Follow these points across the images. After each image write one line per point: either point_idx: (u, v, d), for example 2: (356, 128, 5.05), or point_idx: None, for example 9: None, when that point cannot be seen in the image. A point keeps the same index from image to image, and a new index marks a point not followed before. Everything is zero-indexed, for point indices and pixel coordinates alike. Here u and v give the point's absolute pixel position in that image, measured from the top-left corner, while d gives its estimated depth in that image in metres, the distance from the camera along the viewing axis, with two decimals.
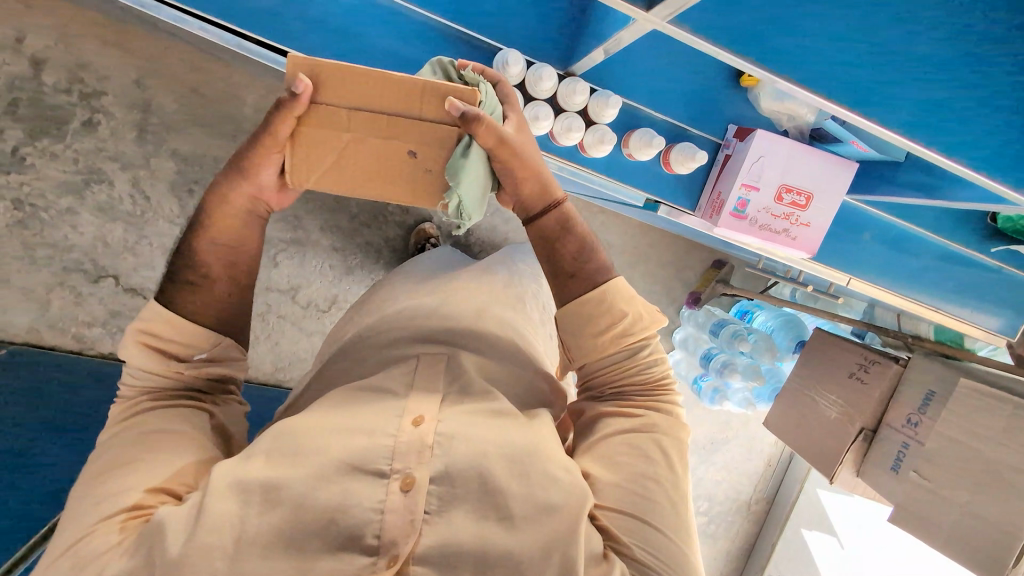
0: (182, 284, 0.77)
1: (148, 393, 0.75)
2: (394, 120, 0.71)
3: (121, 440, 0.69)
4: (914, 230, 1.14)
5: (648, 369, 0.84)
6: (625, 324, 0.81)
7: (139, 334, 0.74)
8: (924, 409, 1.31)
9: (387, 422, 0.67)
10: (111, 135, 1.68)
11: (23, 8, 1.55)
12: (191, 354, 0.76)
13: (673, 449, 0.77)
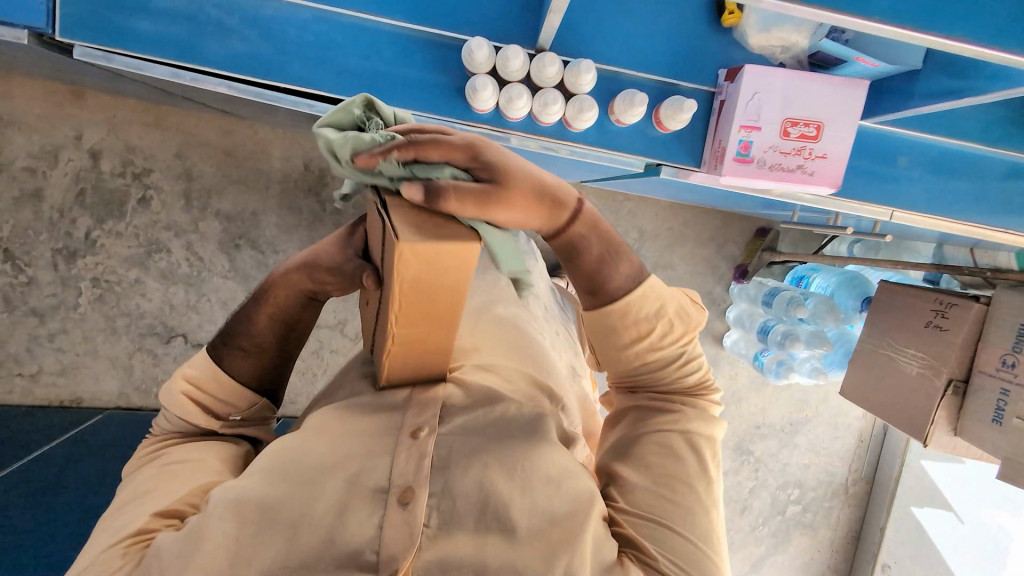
0: (231, 348, 0.79)
1: (178, 431, 0.80)
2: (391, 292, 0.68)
3: (152, 470, 0.75)
4: (964, 147, 1.00)
5: (686, 371, 0.79)
6: (663, 331, 0.76)
7: (179, 382, 0.78)
8: (1020, 347, 1.16)
9: (388, 441, 0.69)
10: (163, 207, 1.85)
11: (78, 109, 1.76)
12: (228, 414, 0.81)
13: (706, 443, 0.75)
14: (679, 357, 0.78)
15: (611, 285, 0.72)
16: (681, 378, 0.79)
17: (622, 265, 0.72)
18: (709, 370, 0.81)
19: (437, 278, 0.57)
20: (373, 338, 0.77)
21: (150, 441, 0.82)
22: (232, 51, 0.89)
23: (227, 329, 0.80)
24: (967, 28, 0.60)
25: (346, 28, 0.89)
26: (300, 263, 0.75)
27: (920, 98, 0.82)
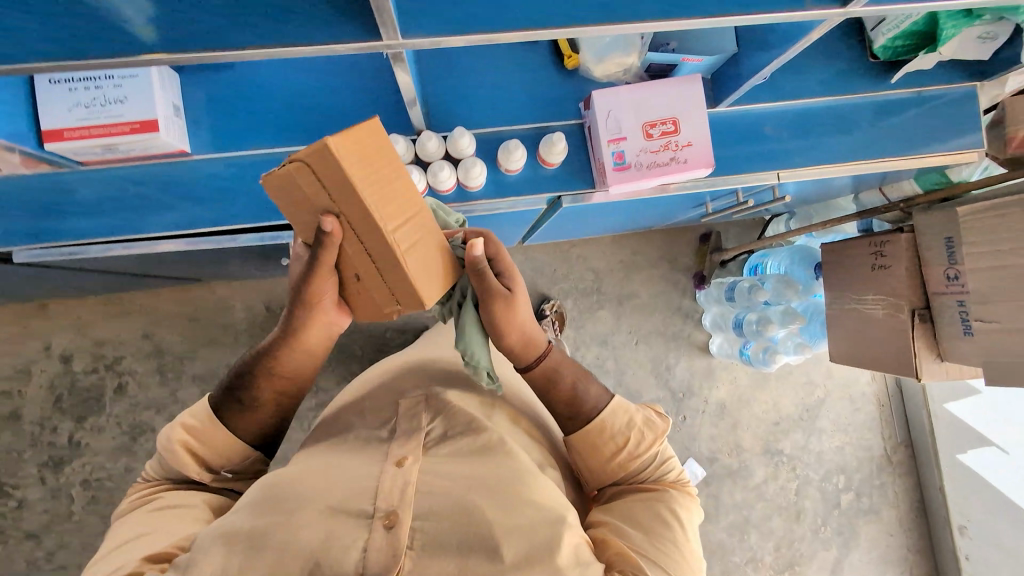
0: (230, 403, 0.82)
1: (169, 478, 0.83)
2: (374, 262, 0.70)
3: (141, 515, 0.77)
4: (814, 105, 1.11)
5: (663, 466, 0.85)
6: (636, 439, 0.83)
7: (175, 431, 0.80)
8: (955, 257, 1.20)
9: (373, 474, 0.72)
10: (140, 388, 1.87)
11: (45, 322, 1.85)
12: (222, 467, 0.83)
13: (686, 517, 0.80)
14: (654, 458, 0.84)
15: (585, 406, 0.84)
16: (653, 474, 0.84)
17: (587, 387, 0.85)
18: (682, 468, 0.87)
19: (358, 135, 0.62)
20: (383, 306, 0.76)
21: (140, 487, 0.84)
22: (156, 213, 1.00)
23: (227, 384, 0.83)
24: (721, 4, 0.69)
25: (252, 167, 1.01)
26: (298, 314, 0.76)
27: (748, 73, 0.94)
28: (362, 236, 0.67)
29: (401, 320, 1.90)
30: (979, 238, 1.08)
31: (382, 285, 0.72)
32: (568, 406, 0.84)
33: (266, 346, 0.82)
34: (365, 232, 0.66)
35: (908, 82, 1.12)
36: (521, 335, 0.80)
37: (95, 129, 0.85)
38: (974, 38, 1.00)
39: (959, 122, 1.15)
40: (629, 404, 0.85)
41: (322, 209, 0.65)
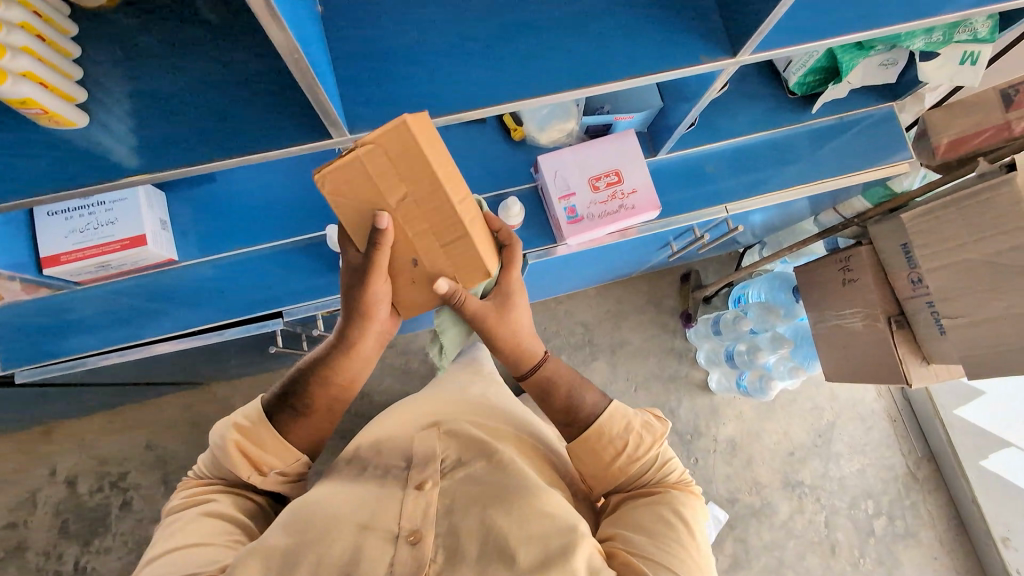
0: (285, 409, 0.80)
1: (220, 478, 0.81)
2: (438, 240, 0.76)
3: (191, 516, 0.74)
4: (747, 141, 1.21)
5: (665, 469, 0.84)
6: (633, 442, 0.82)
7: (230, 428, 0.78)
8: (914, 262, 1.24)
9: (392, 498, 0.74)
10: (145, 502, 1.85)
11: (50, 447, 1.87)
12: (267, 470, 0.79)
13: (694, 519, 0.78)
14: (655, 461, 0.83)
15: (583, 410, 0.83)
16: (656, 479, 0.83)
17: (585, 389, 0.86)
18: (684, 470, 0.85)
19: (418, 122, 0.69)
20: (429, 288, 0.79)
21: (190, 482, 0.82)
22: (150, 319, 1.08)
23: (281, 391, 0.82)
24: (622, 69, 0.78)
25: (236, 266, 1.09)
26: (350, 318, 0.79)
27: (676, 122, 1.03)
28: (428, 216, 0.73)
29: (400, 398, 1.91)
30: (928, 239, 1.14)
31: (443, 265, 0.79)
32: (567, 411, 0.84)
33: (315, 357, 0.82)
34: (428, 207, 0.72)
35: (830, 110, 1.22)
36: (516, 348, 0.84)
37: (88, 250, 0.93)
38: (876, 64, 1.11)
39: (884, 140, 1.25)
40: (625, 407, 0.85)
41: (388, 197, 0.70)
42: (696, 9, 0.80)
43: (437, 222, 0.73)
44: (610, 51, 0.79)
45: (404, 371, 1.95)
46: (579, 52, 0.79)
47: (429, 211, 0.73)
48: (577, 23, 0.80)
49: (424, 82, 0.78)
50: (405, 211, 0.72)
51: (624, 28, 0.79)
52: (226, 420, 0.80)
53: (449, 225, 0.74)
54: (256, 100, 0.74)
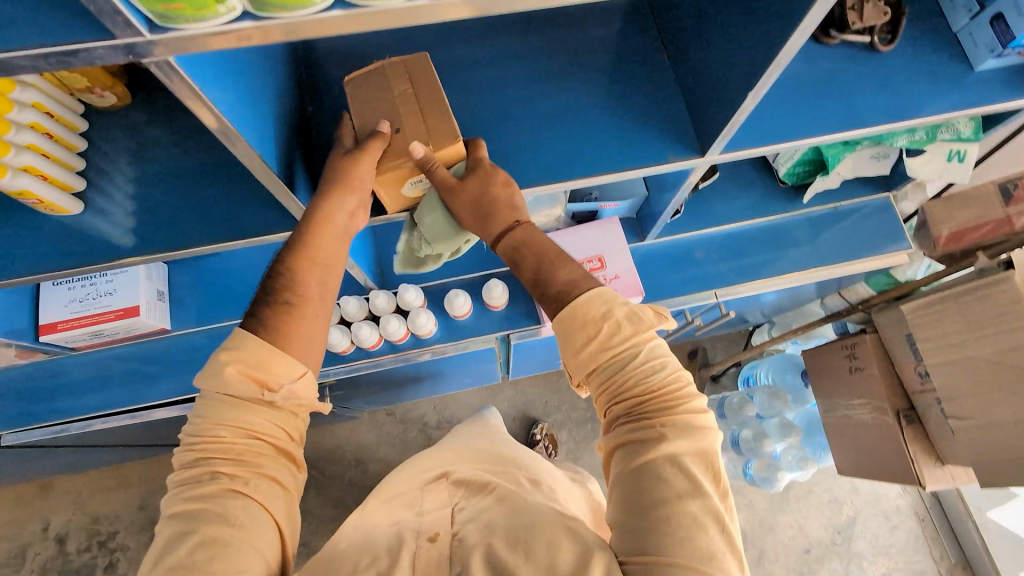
0: (276, 308, 0.65)
1: (216, 434, 0.61)
2: (416, 132, 0.70)
3: (200, 527, 0.55)
4: (735, 229, 1.22)
5: (653, 376, 0.64)
6: (608, 332, 0.64)
7: (221, 355, 0.62)
8: (918, 355, 1.18)
9: (405, 542, 0.69)
10: (130, 565, 1.82)
11: (48, 501, 1.88)
12: (275, 385, 0.62)
13: (688, 459, 0.59)
14: (637, 360, 0.64)
15: (555, 282, 0.66)
16: (645, 386, 0.64)
17: (566, 262, 0.68)
18: (682, 376, 0.65)
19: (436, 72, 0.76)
20: (397, 161, 0.69)
21: (188, 453, 0.61)
22: (137, 388, 1.10)
23: (262, 290, 0.68)
24: (591, 166, 0.79)
25: (226, 336, 1.12)
26: (320, 192, 0.68)
27: (659, 211, 1.05)
28: (415, 110, 0.70)
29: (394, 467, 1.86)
30: (929, 332, 1.09)
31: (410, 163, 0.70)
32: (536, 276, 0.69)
33: (288, 241, 0.69)
34: (420, 101, 0.71)
35: (823, 200, 1.22)
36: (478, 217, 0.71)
37: (83, 319, 0.97)
38: (867, 157, 1.10)
39: (879, 231, 1.24)
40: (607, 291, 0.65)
41: (387, 86, 0.71)
42: (664, 112, 0.82)
43: (426, 116, 0.70)
44: (578, 147, 0.81)
45: (399, 439, 1.91)
46: (550, 150, 0.80)
47: (420, 107, 0.71)
48: (547, 120, 0.81)
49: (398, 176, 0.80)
50: (398, 99, 0.71)
51: (593, 125, 0.81)
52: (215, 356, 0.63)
53: (433, 115, 0.70)
54: (240, 190, 0.78)
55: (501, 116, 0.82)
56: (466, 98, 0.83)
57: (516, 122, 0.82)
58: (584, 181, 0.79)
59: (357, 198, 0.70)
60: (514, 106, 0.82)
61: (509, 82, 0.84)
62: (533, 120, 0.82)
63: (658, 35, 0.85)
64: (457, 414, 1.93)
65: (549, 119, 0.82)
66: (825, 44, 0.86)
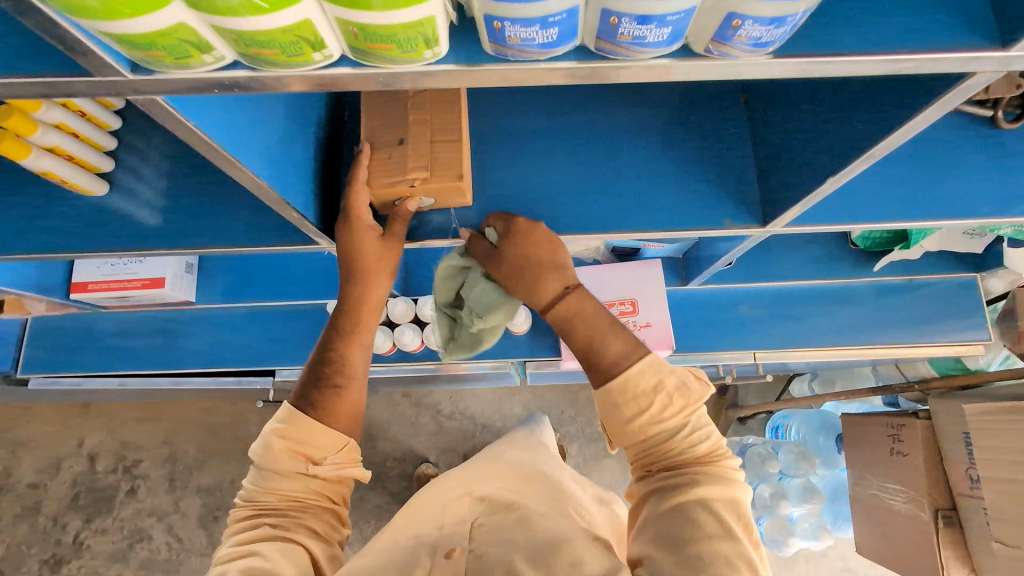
0: (325, 390, 0.65)
1: (260, 507, 0.60)
2: (422, 151, 0.63)
3: (235, 568, 0.53)
4: (786, 286, 1.13)
5: (697, 441, 0.58)
6: (658, 406, 0.58)
7: (273, 430, 0.62)
8: (973, 456, 1.05)
9: (418, 559, 0.58)
10: (148, 493, 1.93)
11: (84, 420, 2.01)
12: (323, 455, 0.62)
13: (732, 517, 0.52)
14: (682, 434, 0.58)
15: (605, 351, 0.61)
16: (688, 453, 0.58)
17: (618, 328, 0.62)
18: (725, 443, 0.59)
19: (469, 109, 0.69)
20: (394, 178, 0.63)
21: (241, 510, 0.61)
22: (161, 354, 1.16)
23: (312, 373, 0.67)
24: (635, 221, 0.70)
25: (250, 317, 1.16)
26: (357, 277, 0.67)
27: (708, 262, 0.97)
28: (428, 132, 0.64)
29: (401, 449, 1.88)
30: (992, 442, 0.97)
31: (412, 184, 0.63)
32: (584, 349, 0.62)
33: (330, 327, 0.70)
34: (434, 124, 0.64)
35: (896, 269, 1.11)
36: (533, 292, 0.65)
37: (112, 283, 0.98)
38: (959, 232, 0.96)
39: (950, 314, 1.12)
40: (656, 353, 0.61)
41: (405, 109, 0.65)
42: (729, 168, 0.72)
43: (436, 137, 0.63)
44: (624, 195, 0.72)
45: (410, 422, 1.92)
46: (594, 194, 0.71)
47: (433, 129, 0.64)
48: (597, 158, 0.73)
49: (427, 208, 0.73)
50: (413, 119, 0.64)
51: (645, 172, 0.72)
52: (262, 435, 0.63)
53: (442, 139, 0.63)
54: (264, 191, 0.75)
55: (546, 144, 0.73)
56: (512, 118, 0.74)
57: (562, 155, 0.73)
58: (624, 236, 0.71)
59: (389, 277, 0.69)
60: (563, 136, 0.73)
61: (560, 109, 0.74)
62: (581, 155, 0.73)
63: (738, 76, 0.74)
64: (471, 408, 1.92)
65: (598, 158, 0.72)
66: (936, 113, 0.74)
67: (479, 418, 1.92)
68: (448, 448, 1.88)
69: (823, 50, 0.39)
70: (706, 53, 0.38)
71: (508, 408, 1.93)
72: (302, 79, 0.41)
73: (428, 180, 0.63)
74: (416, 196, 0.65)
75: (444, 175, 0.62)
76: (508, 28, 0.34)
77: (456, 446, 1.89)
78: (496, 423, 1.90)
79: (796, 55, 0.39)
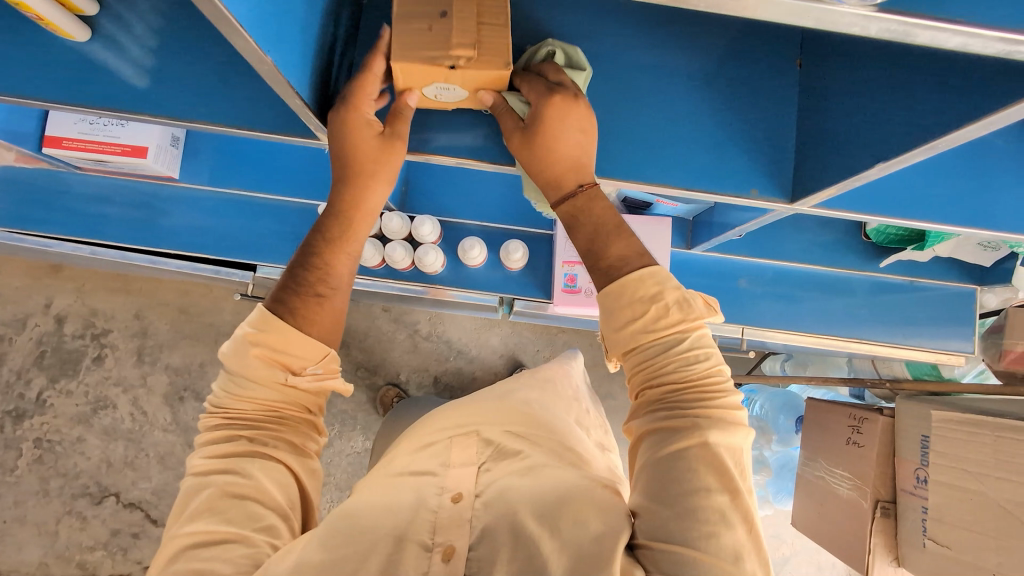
0: (306, 297, 0.61)
1: (237, 420, 0.58)
2: (462, 34, 0.55)
3: (217, 489, 0.54)
4: (786, 267, 1.11)
5: (691, 366, 0.55)
6: (655, 313, 0.55)
7: (245, 335, 0.58)
8: (926, 460, 1.09)
9: (426, 496, 0.62)
10: (116, 364, 1.93)
11: (52, 281, 1.95)
12: (303, 366, 0.59)
13: (730, 459, 0.51)
14: (680, 349, 0.55)
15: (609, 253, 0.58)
16: (684, 378, 0.55)
17: (623, 236, 0.58)
18: (724, 372, 0.56)
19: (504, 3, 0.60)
20: (434, 53, 0.56)
21: (212, 417, 0.59)
22: (136, 230, 1.10)
23: (289, 277, 0.62)
24: (659, 174, 0.66)
25: (235, 206, 1.10)
26: (349, 171, 0.63)
27: (719, 228, 0.94)
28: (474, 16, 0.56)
29: (374, 362, 1.89)
30: (947, 449, 1.00)
31: (449, 67, 0.56)
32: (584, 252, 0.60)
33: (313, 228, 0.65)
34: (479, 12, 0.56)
35: (901, 268, 1.09)
36: (568, 158, 0.59)
37: (88, 143, 0.91)
38: (974, 243, 0.94)
39: (942, 322, 1.13)
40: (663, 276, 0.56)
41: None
42: (772, 136, 0.67)
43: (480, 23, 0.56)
44: (654, 144, 0.66)
45: (386, 337, 1.91)
46: (624, 136, 0.66)
47: (479, 15, 0.56)
48: (635, 96, 0.66)
49: (449, 139, 0.70)
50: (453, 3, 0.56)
51: (680, 126, 0.66)
52: (233, 335, 0.59)
53: (488, 28, 0.56)
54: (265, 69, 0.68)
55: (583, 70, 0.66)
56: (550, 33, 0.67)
57: (597, 84, 0.66)
58: (645, 187, 0.67)
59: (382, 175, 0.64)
60: (605, 64, 0.66)
61: (604, 31, 0.67)
62: (615, 88, 0.66)
63: (802, 34, 0.67)
64: (448, 333, 1.92)
65: (634, 96, 0.66)
66: None
67: (455, 344, 1.93)
68: (420, 368, 1.90)
69: (927, 14, 0.36)
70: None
71: (486, 339, 1.93)
72: None
73: (473, 61, 0.56)
74: (415, 89, 0.62)
75: (494, 57, 0.56)
76: None
77: (428, 367, 1.90)
78: (472, 352, 1.91)
79: (900, 14, 0.36)
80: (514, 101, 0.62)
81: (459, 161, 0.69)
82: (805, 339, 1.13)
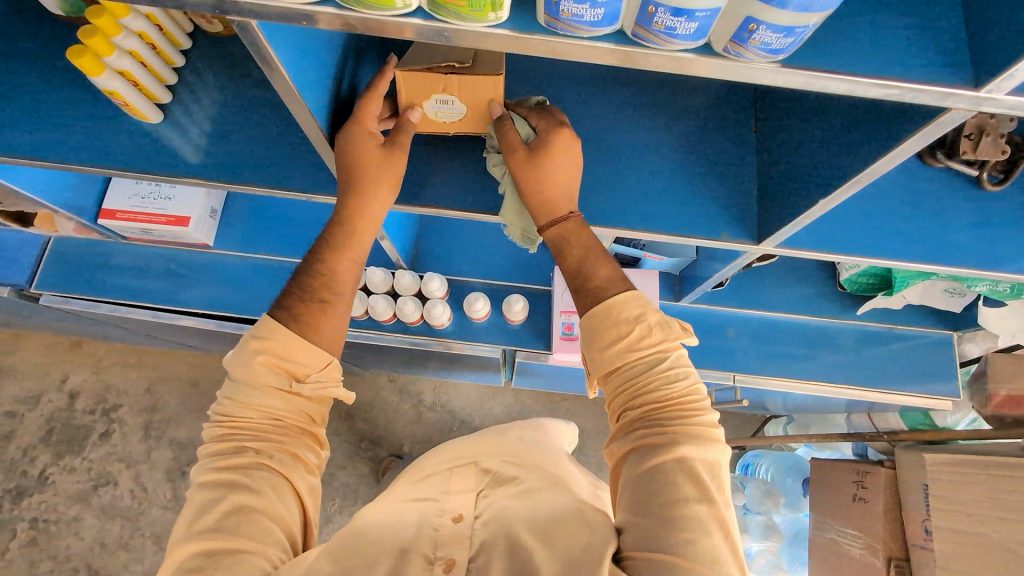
0: (310, 304, 0.65)
1: (243, 429, 0.61)
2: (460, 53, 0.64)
3: (225, 496, 0.55)
4: (770, 318, 1.19)
5: (671, 383, 0.61)
6: (639, 333, 0.62)
7: (249, 344, 0.62)
8: (928, 509, 1.10)
9: (428, 518, 0.64)
10: (122, 438, 1.94)
11: (71, 357, 2.02)
12: (307, 374, 0.63)
13: (707, 474, 0.56)
14: (662, 367, 0.62)
15: (593, 279, 0.66)
16: (665, 398, 0.60)
17: (607, 263, 0.67)
18: (702, 394, 0.62)
19: None
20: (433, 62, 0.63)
21: (218, 427, 0.61)
22: (167, 293, 1.20)
23: (292, 287, 0.66)
24: (641, 221, 0.76)
25: (261, 270, 1.21)
26: (351, 185, 0.68)
27: (701, 278, 1.03)
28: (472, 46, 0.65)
29: (378, 433, 1.90)
30: (946, 492, 1.02)
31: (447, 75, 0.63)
32: (576, 271, 0.67)
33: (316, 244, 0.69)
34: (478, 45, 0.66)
35: (878, 317, 1.17)
36: (560, 182, 0.68)
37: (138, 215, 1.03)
38: (939, 289, 1.03)
39: (925, 369, 1.18)
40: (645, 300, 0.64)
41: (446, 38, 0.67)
42: (734, 186, 0.78)
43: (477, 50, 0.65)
44: (634, 196, 0.78)
45: (391, 408, 1.94)
46: (608, 190, 0.77)
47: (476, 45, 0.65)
48: (616, 156, 0.78)
49: (457, 194, 0.81)
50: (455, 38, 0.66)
51: (657, 184, 0.78)
52: (241, 345, 0.62)
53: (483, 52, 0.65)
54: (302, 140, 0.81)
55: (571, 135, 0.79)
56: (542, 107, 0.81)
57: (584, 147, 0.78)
58: (629, 232, 0.77)
59: (382, 189, 0.69)
60: (590, 131, 0.79)
61: (587, 104, 0.80)
62: (599, 151, 0.78)
63: (753, 105, 0.80)
64: (452, 403, 1.95)
65: (615, 158, 0.78)
66: (929, 165, 0.79)
67: (458, 414, 1.95)
68: (423, 438, 1.90)
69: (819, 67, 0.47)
70: (724, 52, 0.47)
71: (489, 408, 1.96)
72: (369, 22, 0.49)
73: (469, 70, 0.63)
74: (418, 105, 0.68)
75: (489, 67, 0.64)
76: (564, 2, 0.43)
77: (431, 437, 1.91)
78: (475, 422, 1.93)
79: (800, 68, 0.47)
80: (519, 124, 0.72)
81: (466, 211, 0.80)
82: (794, 387, 1.17)
